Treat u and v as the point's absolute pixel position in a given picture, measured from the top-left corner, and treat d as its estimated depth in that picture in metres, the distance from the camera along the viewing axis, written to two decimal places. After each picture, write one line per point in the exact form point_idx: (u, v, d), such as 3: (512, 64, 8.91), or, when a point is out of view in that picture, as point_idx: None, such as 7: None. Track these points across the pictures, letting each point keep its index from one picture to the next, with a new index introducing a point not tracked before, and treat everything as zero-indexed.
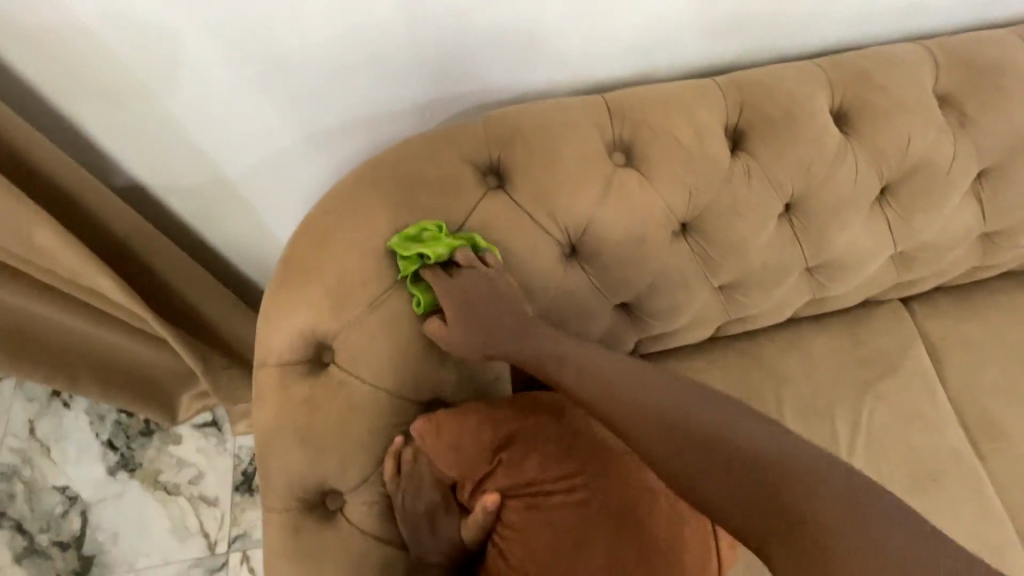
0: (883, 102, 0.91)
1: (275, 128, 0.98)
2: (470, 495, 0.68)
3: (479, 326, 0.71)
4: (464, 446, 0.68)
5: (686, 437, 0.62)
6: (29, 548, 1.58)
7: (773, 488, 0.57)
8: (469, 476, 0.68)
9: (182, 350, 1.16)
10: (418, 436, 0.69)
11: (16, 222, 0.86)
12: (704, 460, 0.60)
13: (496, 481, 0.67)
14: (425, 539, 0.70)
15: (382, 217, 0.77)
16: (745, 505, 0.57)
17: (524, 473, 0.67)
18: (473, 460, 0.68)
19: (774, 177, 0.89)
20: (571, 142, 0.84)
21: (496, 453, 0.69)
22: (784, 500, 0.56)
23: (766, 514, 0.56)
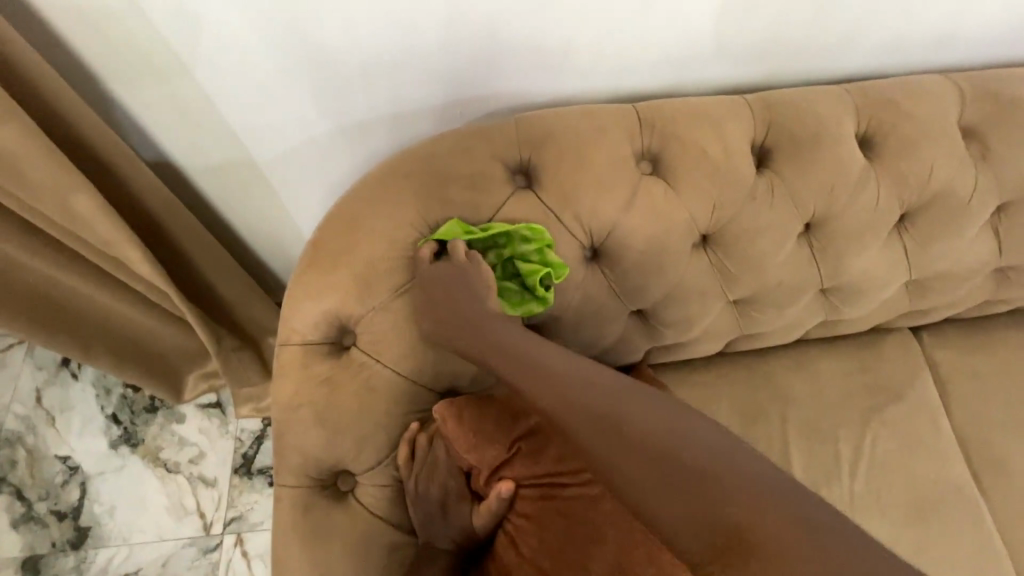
0: (907, 131, 0.92)
1: (305, 113, 0.99)
2: (485, 483, 0.69)
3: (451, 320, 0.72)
4: (485, 431, 0.69)
5: (623, 433, 0.58)
6: (26, 515, 1.59)
7: (708, 488, 0.53)
8: (486, 464, 0.69)
9: (198, 328, 1.18)
10: (439, 420, 0.70)
11: (57, 188, 0.88)
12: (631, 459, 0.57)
13: (513, 470, 0.68)
14: (437, 525, 0.71)
15: (413, 208, 0.79)
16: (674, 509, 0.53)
17: (539, 465, 0.68)
18: (492, 448, 0.69)
19: (797, 196, 0.91)
20: (601, 148, 0.85)
21: (515, 442, 0.70)
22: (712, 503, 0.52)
23: (694, 510, 0.53)
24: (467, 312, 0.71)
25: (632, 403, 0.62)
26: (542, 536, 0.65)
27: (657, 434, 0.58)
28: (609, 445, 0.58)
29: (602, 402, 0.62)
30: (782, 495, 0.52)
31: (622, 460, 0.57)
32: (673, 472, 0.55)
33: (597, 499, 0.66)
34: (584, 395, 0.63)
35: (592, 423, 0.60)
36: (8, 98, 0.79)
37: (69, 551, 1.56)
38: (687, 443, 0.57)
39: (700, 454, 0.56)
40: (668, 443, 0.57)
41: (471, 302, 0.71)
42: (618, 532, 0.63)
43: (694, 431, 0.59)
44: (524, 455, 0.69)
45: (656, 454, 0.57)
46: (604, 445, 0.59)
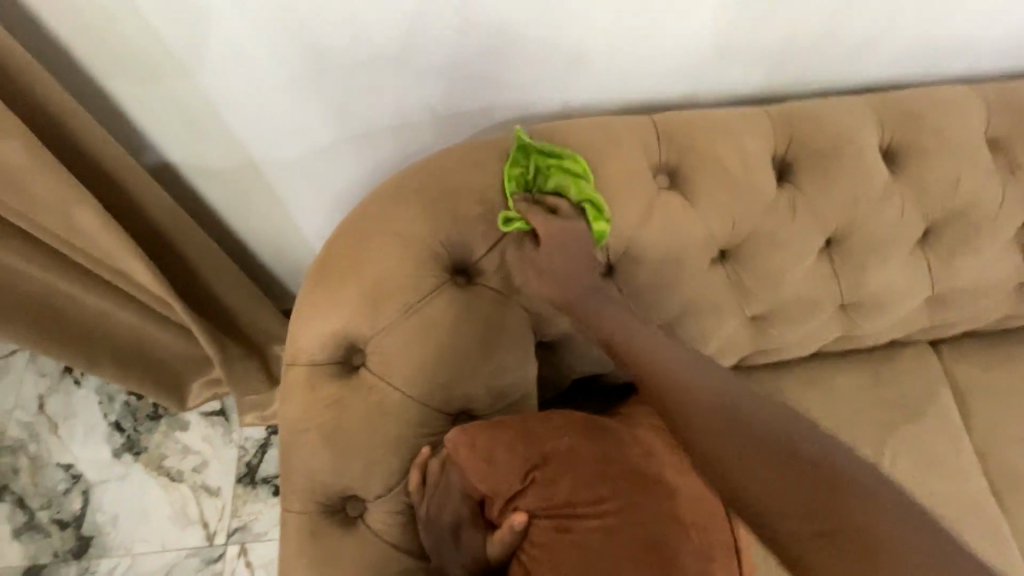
0: (933, 142, 0.89)
1: (315, 125, 0.98)
2: (498, 512, 0.66)
3: (482, 326, 0.76)
4: (498, 459, 0.67)
5: (737, 428, 0.64)
6: (29, 523, 1.59)
7: (820, 479, 0.62)
8: (500, 494, 0.66)
9: (204, 339, 1.16)
10: (452, 447, 0.68)
11: (58, 200, 0.85)
12: (742, 447, 0.63)
13: (527, 501, 0.65)
14: (448, 553, 0.68)
15: (423, 223, 0.77)
16: (789, 495, 0.61)
17: (555, 494, 0.65)
18: (507, 476, 0.66)
19: (819, 210, 0.87)
20: (618, 160, 0.82)
21: (530, 471, 0.66)
22: (825, 494, 0.61)
23: (796, 493, 0.61)
24: (485, 333, 0.77)
25: (745, 399, 0.67)
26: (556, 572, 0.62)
27: (814, 463, 0.63)
28: (762, 471, 0.62)
29: (761, 444, 0.64)
30: (874, 485, 0.62)
31: (765, 482, 0.62)
32: (830, 518, 0.60)
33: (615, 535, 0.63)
34: (745, 439, 0.64)
35: (746, 452, 0.63)
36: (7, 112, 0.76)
37: (72, 560, 1.56)
38: (853, 489, 0.61)
39: (854, 491, 0.61)
40: (818, 474, 0.62)
41: (489, 326, 0.77)
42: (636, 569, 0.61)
43: (858, 472, 0.63)
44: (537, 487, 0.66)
45: (831, 499, 0.61)
46: (756, 469, 0.62)
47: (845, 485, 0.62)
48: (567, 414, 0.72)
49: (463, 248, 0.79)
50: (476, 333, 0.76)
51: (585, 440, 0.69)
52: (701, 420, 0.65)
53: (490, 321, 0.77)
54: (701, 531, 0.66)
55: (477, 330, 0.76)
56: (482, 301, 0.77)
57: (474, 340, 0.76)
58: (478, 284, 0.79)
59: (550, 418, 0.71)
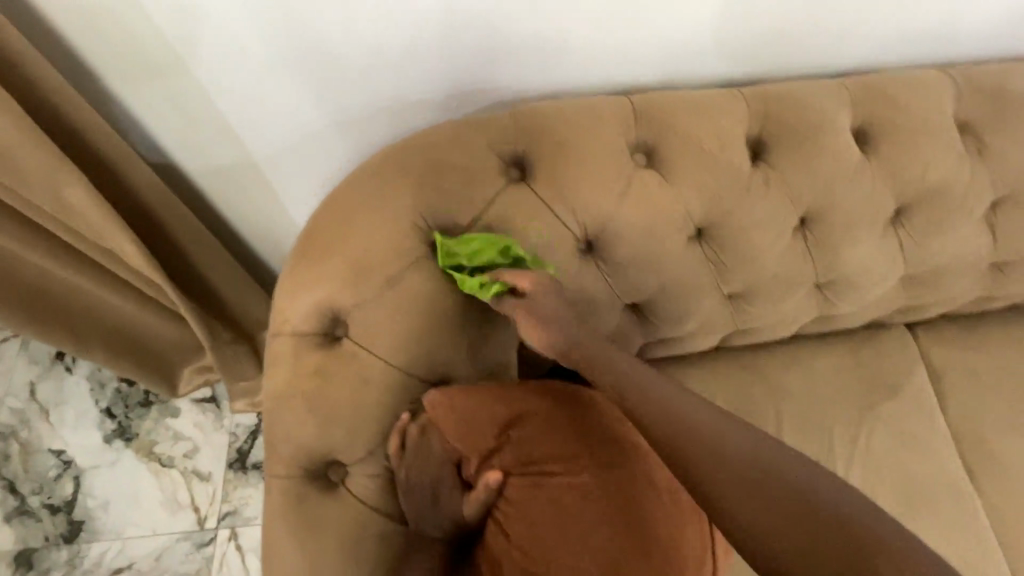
0: (904, 123, 0.91)
1: (304, 112, 1.00)
2: (475, 470, 0.69)
3: (463, 298, 0.78)
4: (476, 418, 0.70)
5: (730, 457, 0.59)
6: (20, 509, 1.60)
7: (831, 524, 0.53)
8: (476, 451, 0.69)
9: (193, 321, 1.17)
10: (431, 406, 0.71)
11: (48, 176, 0.86)
12: (734, 478, 0.58)
13: (501, 459, 0.68)
14: (427, 513, 0.71)
15: (405, 199, 0.79)
16: (794, 536, 0.53)
17: (529, 451, 0.67)
18: (483, 434, 0.69)
19: (793, 188, 0.89)
20: (597, 138, 0.84)
21: (505, 429, 0.69)
22: (840, 540, 0.52)
23: (802, 536, 0.53)
24: (466, 306, 0.78)
25: (738, 429, 0.62)
26: (526, 526, 0.65)
27: (823, 505, 0.55)
28: (761, 505, 0.55)
29: (759, 478, 0.57)
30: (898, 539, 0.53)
31: (765, 519, 0.55)
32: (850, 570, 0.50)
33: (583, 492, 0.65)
34: (740, 470, 0.58)
35: (744, 487, 0.57)
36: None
37: (63, 545, 1.57)
38: (873, 537, 0.53)
39: (875, 539, 0.52)
40: (829, 519, 0.54)
41: (470, 299, 0.79)
42: (602, 526, 0.63)
43: (881, 522, 0.54)
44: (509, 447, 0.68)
45: (848, 548, 0.52)
46: (754, 505, 0.56)
47: (864, 536, 0.53)
48: (544, 382, 0.74)
49: (445, 223, 0.80)
50: (457, 305, 0.78)
51: (561, 405, 0.71)
52: (691, 446, 0.60)
53: (472, 294, 0.79)
54: (674, 492, 0.66)
55: (458, 302, 0.78)
56: (463, 275, 0.79)
57: (455, 312, 0.78)
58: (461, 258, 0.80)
59: (529, 386, 0.74)
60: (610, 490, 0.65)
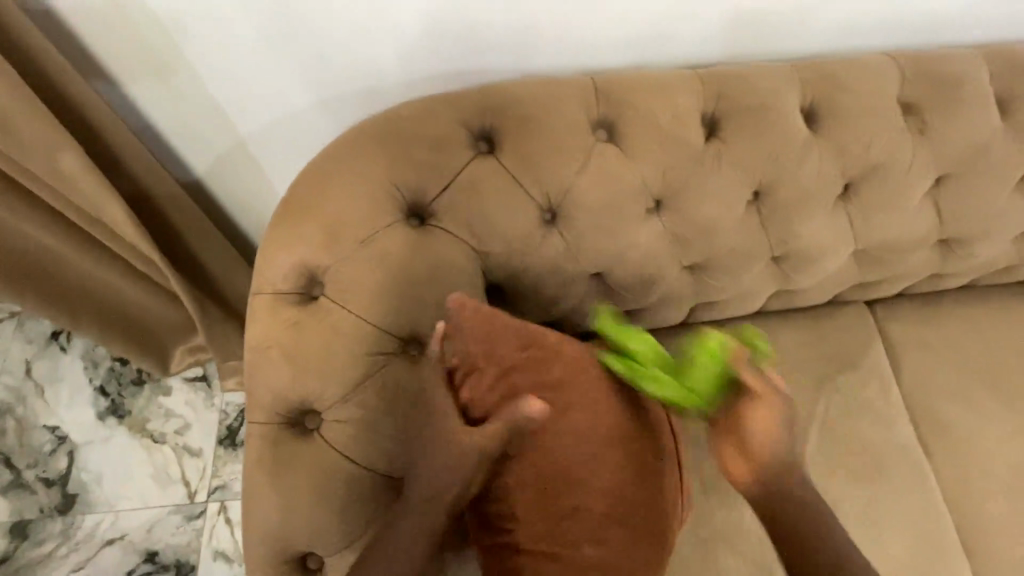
0: (849, 103, 0.97)
1: (289, 88, 1.07)
2: (494, 383, 0.78)
3: (432, 262, 0.84)
4: (500, 336, 0.79)
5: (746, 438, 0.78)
6: (15, 481, 1.65)
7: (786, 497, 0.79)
8: (499, 364, 0.78)
9: (182, 293, 1.23)
10: (454, 306, 0.78)
11: (43, 146, 0.92)
12: (741, 449, 0.79)
13: (521, 379, 0.79)
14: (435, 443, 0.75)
15: (379, 168, 0.85)
16: (762, 490, 0.79)
17: (549, 377, 0.80)
18: (508, 357, 0.79)
19: (744, 163, 0.95)
20: (559, 113, 0.90)
21: (527, 353, 0.80)
22: (780, 505, 0.79)
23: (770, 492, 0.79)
24: (435, 269, 0.84)
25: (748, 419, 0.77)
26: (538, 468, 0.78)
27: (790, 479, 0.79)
28: (747, 461, 0.79)
29: (757, 454, 0.78)
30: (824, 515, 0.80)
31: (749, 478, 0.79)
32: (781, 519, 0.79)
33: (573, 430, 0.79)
34: (744, 445, 0.78)
35: (743, 455, 0.79)
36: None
37: (57, 516, 1.62)
38: (808, 503, 0.80)
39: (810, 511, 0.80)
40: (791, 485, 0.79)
41: (438, 263, 0.85)
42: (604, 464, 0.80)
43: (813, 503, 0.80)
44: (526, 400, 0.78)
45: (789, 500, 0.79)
46: (744, 464, 0.79)
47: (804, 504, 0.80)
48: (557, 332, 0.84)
49: (416, 192, 0.86)
50: (426, 269, 0.84)
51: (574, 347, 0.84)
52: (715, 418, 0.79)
53: (441, 258, 0.85)
54: (649, 434, 0.86)
55: (428, 266, 0.84)
56: (432, 240, 0.85)
57: (424, 274, 0.84)
58: (430, 225, 0.86)
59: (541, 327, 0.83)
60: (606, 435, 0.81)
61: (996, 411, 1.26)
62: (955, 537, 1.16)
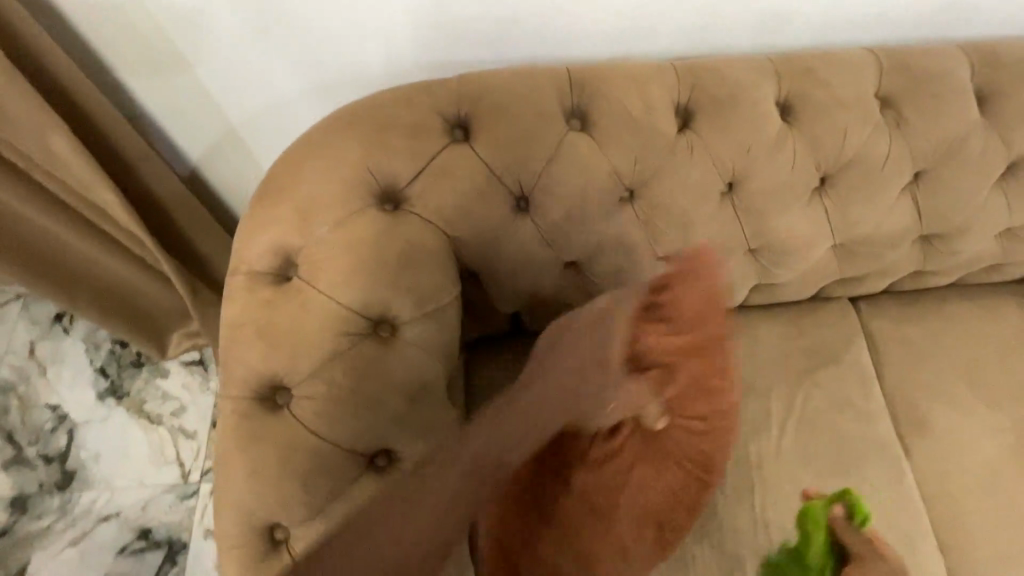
0: (824, 96, 0.98)
1: (277, 76, 1.10)
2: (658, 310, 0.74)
3: (403, 245, 0.86)
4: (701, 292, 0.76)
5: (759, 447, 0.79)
6: (16, 458, 1.70)
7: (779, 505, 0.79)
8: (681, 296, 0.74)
9: (173, 275, 1.26)
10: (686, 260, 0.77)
11: (34, 126, 0.95)
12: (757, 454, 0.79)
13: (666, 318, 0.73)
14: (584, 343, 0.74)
15: (354, 153, 0.87)
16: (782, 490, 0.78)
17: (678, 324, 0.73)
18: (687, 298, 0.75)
19: (716, 154, 0.96)
20: (533, 102, 0.92)
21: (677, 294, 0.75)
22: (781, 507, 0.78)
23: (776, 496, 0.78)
24: (406, 252, 0.86)
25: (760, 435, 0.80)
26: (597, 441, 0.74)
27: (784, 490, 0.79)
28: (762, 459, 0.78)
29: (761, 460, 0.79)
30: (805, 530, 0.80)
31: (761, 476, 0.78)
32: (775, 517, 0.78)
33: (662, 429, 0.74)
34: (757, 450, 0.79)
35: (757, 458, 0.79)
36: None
37: (55, 492, 1.67)
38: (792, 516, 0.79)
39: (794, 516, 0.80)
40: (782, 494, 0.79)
41: (410, 246, 0.87)
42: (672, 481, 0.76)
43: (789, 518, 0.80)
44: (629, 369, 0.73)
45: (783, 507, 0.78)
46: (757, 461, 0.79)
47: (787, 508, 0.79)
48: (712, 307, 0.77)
49: (390, 177, 0.88)
50: (398, 252, 0.86)
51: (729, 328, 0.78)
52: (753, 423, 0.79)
53: (412, 241, 0.87)
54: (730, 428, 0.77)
55: (399, 249, 0.86)
56: (404, 224, 0.87)
57: (395, 257, 0.85)
58: (403, 209, 0.88)
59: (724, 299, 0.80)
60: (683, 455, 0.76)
61: (978, 410, 1.25)
62: (933, 535, 1.15)
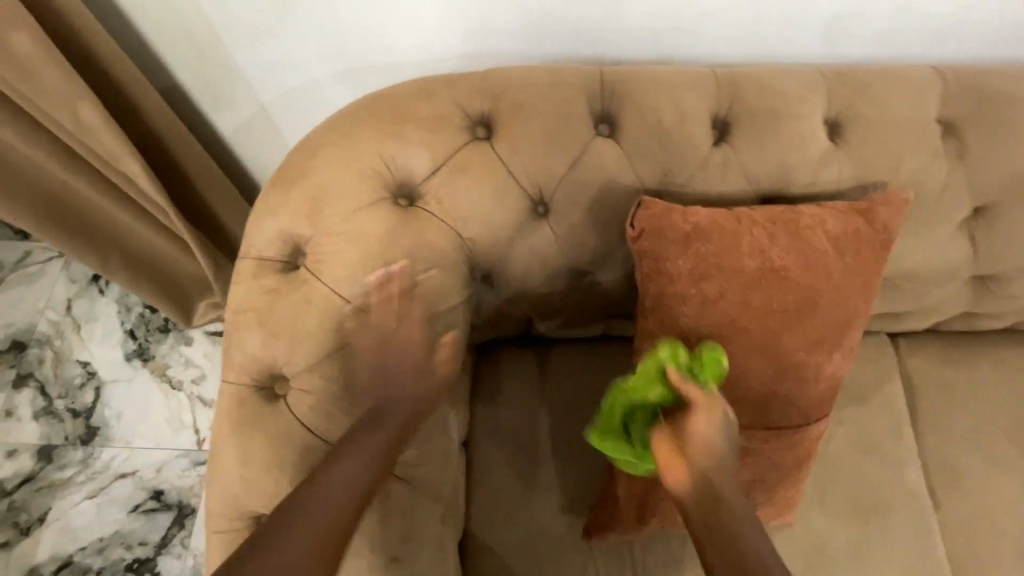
0: (876, 118, 0.90)
1: (307, 57, 1.08)
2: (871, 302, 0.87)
3: (413, 242, 0.84)
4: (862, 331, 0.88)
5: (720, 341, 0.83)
6: (47, 409, 1.78)
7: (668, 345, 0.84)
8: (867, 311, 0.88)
9: (196, 249, 1.28)
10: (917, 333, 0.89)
11: (66, 98, 0.97)
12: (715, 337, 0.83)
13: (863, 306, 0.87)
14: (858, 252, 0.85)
15: (370, 144, 0.85)
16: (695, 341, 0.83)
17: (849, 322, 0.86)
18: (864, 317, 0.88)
19: (752, 171, 0.89)
20: (562, 103, 0.88)
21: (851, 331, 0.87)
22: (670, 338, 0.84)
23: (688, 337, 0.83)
24: (416, 249, 0.84)
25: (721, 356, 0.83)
26: (707, 304, 0.82)
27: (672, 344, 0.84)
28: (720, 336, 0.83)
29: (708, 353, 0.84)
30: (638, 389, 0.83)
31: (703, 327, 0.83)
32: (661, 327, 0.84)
33: (779, 342, 0.84)
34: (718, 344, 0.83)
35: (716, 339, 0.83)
36: (17, 4, 0.87)
37: (79, 445, 1.74)
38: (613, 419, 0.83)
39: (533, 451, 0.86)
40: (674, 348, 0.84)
41: (419, 244, 0.84)
42: (814, 398, 0.87)
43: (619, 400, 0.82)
44: (802, 265, 0.83)
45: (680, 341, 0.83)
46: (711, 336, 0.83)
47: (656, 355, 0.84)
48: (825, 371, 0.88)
49: (405, 171, 0.86)
50: (407, 248, 0.83)
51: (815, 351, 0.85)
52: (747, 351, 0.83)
53: (422, 239, 0.84)
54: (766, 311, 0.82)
55: (408, 246, 0.83)
56: (416, 220, 0.85)
57: (402, 255, 0.83)
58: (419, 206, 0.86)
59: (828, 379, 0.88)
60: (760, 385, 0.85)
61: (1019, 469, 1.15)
62: None
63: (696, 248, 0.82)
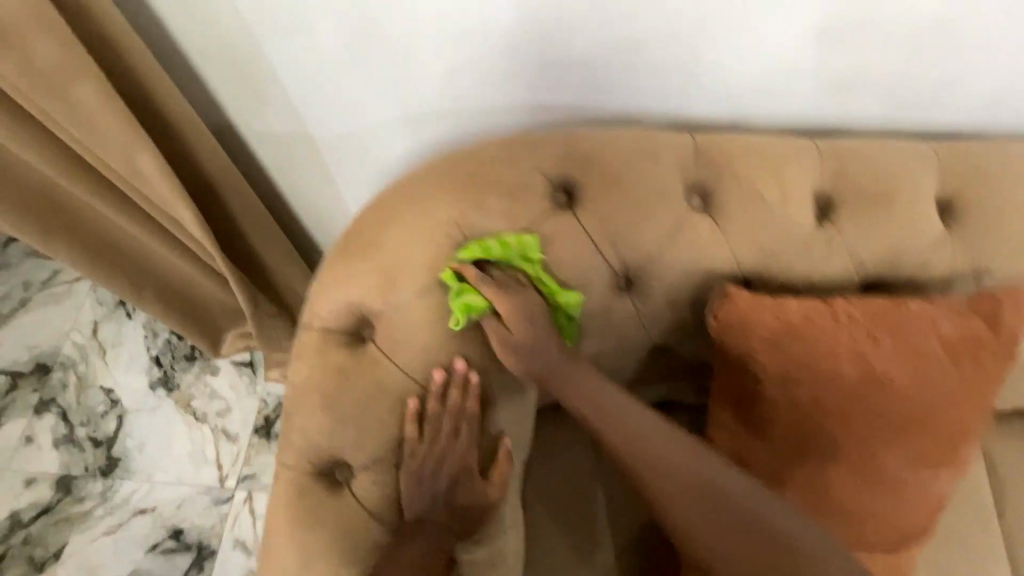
0: (994, 200, 0.83)
1: (366, 103, 1.00)
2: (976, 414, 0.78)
3: None
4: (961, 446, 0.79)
5: (802, 451, 0.76)
6: (68, 437, 1.72)
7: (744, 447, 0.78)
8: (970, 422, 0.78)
9: (237, 290, 1.22)
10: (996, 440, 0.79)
11: (123, 146, 0.92)
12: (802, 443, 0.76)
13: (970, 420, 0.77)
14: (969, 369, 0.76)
15: (448, 212, 0.79)
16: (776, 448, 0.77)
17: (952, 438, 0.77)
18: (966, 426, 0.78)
19: (856, 253, 0.82)
20: (654, 173, 0.81)
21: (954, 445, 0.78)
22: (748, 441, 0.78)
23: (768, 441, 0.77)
24: None
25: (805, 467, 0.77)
26: (793, 405, 0.75)
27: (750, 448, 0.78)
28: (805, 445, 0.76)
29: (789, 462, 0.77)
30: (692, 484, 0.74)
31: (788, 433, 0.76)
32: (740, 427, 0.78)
33: (873, 456, 0.76)
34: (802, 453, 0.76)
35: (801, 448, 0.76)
36: (83, 52, 0.82)
37: (99, 477, 1.68)
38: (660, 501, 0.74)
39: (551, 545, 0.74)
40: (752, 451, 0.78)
41: None
42: (914, 510, 0.79)
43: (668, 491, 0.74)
44: (906, 375, 0.75)
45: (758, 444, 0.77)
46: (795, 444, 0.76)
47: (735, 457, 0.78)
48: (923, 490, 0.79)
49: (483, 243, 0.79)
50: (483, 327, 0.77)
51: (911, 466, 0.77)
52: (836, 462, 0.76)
53: None
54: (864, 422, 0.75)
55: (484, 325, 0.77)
56: None
57: (479, 334, 0.77)
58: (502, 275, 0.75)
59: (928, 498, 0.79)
60: (845, 501, 0.77)
61: None
62: None
63: (790, 348, 0.75)
